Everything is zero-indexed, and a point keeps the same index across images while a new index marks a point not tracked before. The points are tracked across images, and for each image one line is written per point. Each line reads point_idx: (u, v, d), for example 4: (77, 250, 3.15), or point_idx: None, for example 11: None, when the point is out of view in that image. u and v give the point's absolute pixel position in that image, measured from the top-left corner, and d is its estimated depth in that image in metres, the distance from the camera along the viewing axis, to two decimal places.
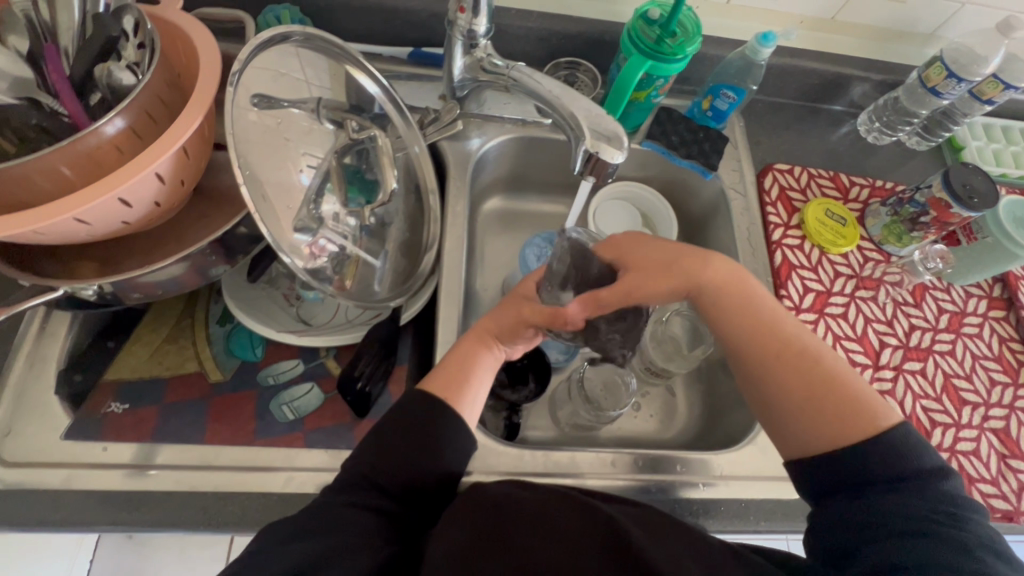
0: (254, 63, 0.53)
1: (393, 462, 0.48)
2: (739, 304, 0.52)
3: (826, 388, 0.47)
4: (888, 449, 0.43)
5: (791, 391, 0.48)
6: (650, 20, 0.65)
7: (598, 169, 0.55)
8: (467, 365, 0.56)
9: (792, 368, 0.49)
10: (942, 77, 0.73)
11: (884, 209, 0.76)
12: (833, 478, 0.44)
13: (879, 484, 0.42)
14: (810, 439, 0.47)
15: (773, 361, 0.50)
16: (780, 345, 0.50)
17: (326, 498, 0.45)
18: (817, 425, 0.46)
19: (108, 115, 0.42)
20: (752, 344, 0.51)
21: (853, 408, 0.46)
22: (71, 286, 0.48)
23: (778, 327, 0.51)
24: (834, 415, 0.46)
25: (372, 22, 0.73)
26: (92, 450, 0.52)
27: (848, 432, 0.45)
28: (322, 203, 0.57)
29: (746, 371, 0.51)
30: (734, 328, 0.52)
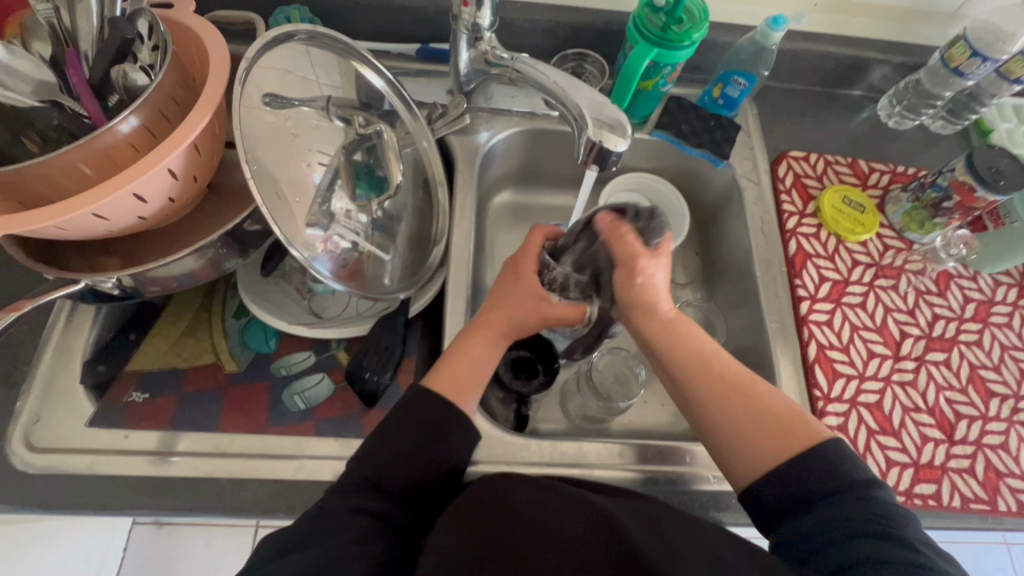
0: (264, 64, 0.55)
1: (395, 462, 0.49)
2: (677, 338, 0.57)
3: (765, 414, 0.51)
4: (818, 466, 0.46)
5: (728, 422, 0.52)
6: (656, 8, 0.64)
7: (602, 157, 0.54)
8: (475, 353, 0.57)
9: (731, 402, 0.52)
10: (965, 57, 0.70)
11: (905, 195, 0.74)
12: (779, 502, 0.47)
13: (819, 498, 0.45)
14: (748, 461, 0.50)
15: (711, 397, 0.53)
16: (716, 379, 0.54)
17: (327, 503, 0.46)
18: (758, 450, 0.49)
19: (123, 114, 0.44)
20: (692, 373, 0.55)
21: (791, 432, 0.49)
22: (92, 279, 0.50)
23: (712, 362, 0.55)
24: (772, 438, 0.49)
25: (381, 20, 0.74)
26: (114, 437, 0.54)
27: (786, 452, 0.48)
28: (332, 199, 0.59)
29: (692, 411, 0.55)
30: (671, 356, 0.56)
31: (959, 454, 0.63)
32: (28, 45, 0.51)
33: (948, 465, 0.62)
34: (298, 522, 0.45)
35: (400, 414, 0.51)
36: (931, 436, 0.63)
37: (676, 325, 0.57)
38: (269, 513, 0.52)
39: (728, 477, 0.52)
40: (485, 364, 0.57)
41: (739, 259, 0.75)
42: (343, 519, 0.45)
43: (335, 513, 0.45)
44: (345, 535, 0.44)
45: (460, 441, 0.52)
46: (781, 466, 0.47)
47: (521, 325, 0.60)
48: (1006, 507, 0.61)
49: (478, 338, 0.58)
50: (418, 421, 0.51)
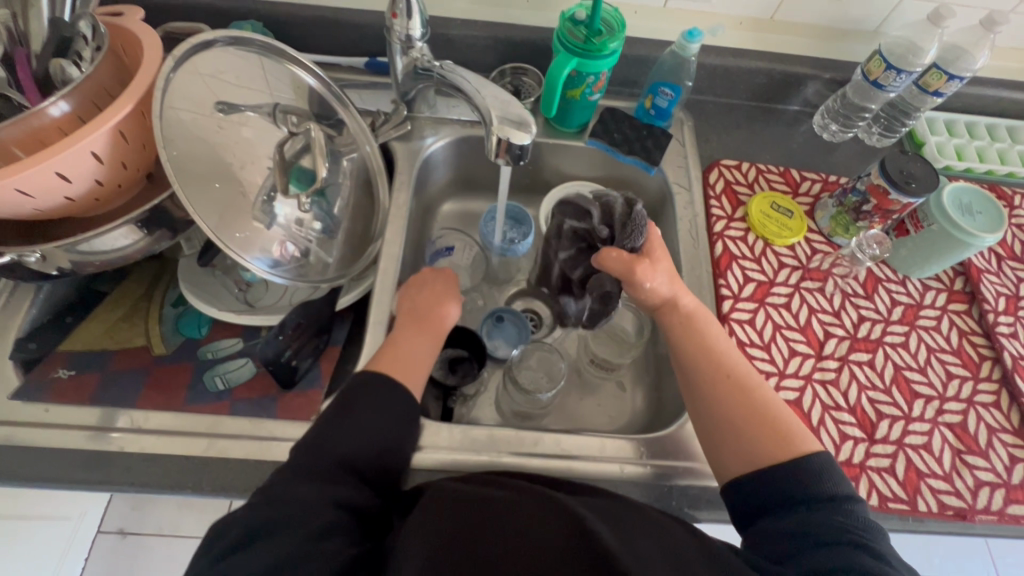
0: (208, 71, 0.60)
1: (351, 452, 0.50)
2: (696, 331, 0.59)
3: (764, 415, 0.52)
4: (805, 472, 0.47)
5: (730, 416, 0.53)
6: (577, 22, 0.68)
7: (509, 151, 0.57)
8: (413, 345, 0.61)
9: (738, 398, 0.54)
10: (881, 69, 0.73)
11: (832, 201, 0.76)
12: (762, 497, 0.48)
13: (802, 502, 0.46)
14: (738, 454, 0.51)
15: (721, 391, 0.55)
16: (725, 376, 0.56)
17: (301, 488, 0.46)
18: (750, 445, 0.51)
19: (53, 98, 0.48)
20: (704, 366, 0.57)
21: (786, 437, 0.50)
22: (17, 252, 0.52)
23: (727, 363, 0.57)
24: (766, 439, 0.50)
25: (332, 36, 0.79)
26: (34, 410, 0.56)
27: (776, 455, 0.49)
28: (277, 203, 0.62)
29: (698, 402, 0.56)
30: (688, 344, 0.59)
31: (879, 453, 0.62)
32: None
33: (867, 463, 0.62)
34: (248, 512, 0.44)
35: (369, 401, 0.54)
36: (850, 434, 0.63)
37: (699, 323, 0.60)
38: (175, 487, 0.54)
39: (715, 466, 0.53)
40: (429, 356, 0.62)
41: None
42: (303, 500, 0.44)
43: (307, 499, 0.44)
44: (317, 520, 0.43)
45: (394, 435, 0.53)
46: (773, 464, 0.49)
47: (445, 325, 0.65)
48: (926, 508, 0.59)
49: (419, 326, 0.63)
50: (383, 411, 0.53)
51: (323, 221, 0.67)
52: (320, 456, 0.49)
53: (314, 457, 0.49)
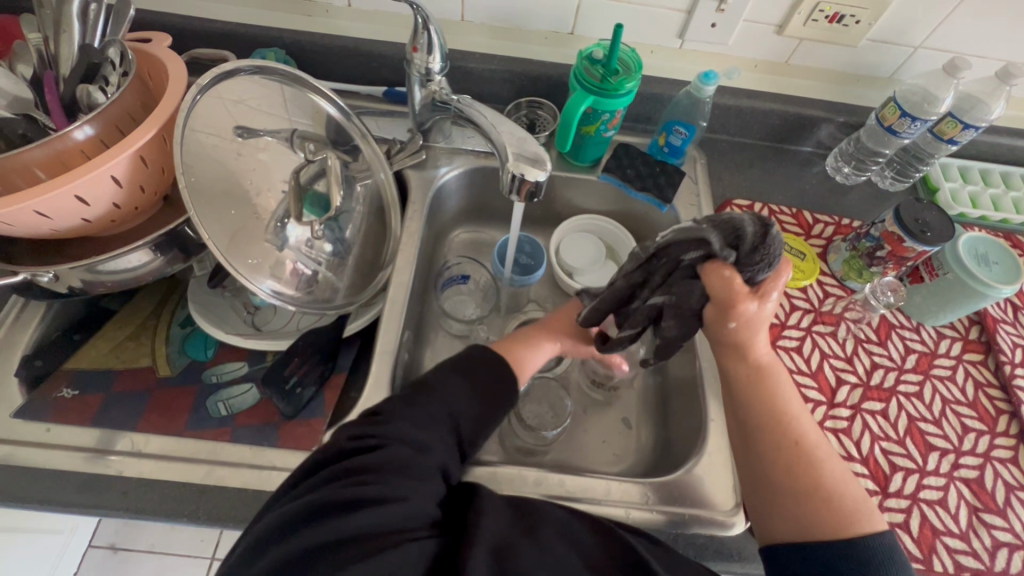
0: (232, 98, 0.61)
1: (471, 411, 0.52)
2: (762, 386, 0.51)
3: (825, 486, 0.46)
4: (862, 560, 0.43)
5: (785, 481, 0.48)
6: (594, 60, 0.69)
7: (522, 189, 0.57)
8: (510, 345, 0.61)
9: (799, 464, 0.48)
10: (896, 116, 0.73)
11: (844, 245, 0.75)
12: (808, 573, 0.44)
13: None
14: (789, 525, 0.47)
15: (779, 455, 0.49)
16: (786, 438, 0.49)
17: (360, 463, 0.42)
18: (802, 516, 0.46)
19: (78, 122, 0.49)
20: (763, 425, 0.50)
21: (848, 514, 0.45)
22: (31, 271, 0.53)
23: (789, 421, 0.50)
24: (822, 514, 0.45)
25: (353, 65, 0.81)
26: (35, 430, 0.56)
27: (831, 534, 0.44)
28: (288, 226, 0.62)
29: (750, 459, 0.51)
30: (750, 399, 0.51)
31: (892, 507, 0.60)
32: (14, 67, 0.58)
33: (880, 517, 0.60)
34: (377, 435, 0.46)
35: (447, 382, 0.53)
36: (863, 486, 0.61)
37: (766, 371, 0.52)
38: (173, 516, 0.53)
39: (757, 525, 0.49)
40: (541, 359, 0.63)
41: None
42: (417, 442, 0.47)
43: (390, 470, 0.42)
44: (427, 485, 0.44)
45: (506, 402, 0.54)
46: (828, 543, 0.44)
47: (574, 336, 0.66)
48: (942, 568, 0.57)
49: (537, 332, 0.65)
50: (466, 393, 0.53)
51: (333, 243, 0.67)
52: (434, 405, 0.50)
53: (427, 404, 0.50)
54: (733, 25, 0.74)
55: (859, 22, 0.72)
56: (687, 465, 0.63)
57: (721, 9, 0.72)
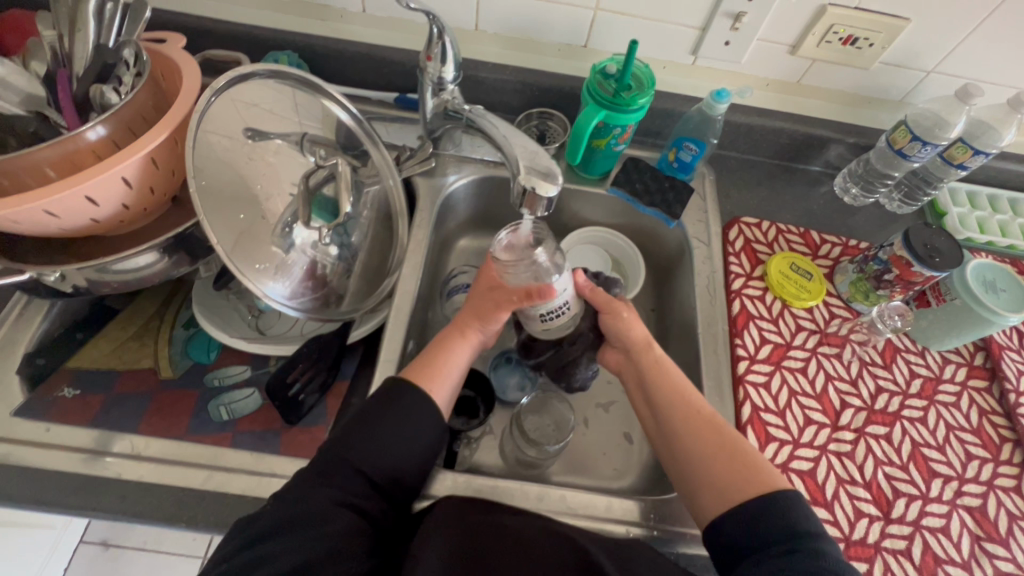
0: (243, 101, 0.60)
1: (381, 453, 0.51)
2: (663, 376, 0.59)
3: (730, 451, 0.53)
4: (770, 511, 0.47)
5: (696, 454, 0.54)
6: (607, 75, 0.69)
7: (533, 202, 0.57)
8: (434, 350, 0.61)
9: (702, 437, 0.55)
10: (907, 140, 0.73)
11: (852, 267, 0.75)
12: (741, 537, 0.47)
13: (774, 540, 0.45)
14: (713, 496, 0.51)
15: (687, 433, 0.55)
16: (690, 415, 0.56)
17: (256, 528, 0.45)
18: (716, 487, 0.51)
19: (91, 123, 0.49)
20: (670, 407, 0.57)
21: (755, 475, 0.50)
22: (38, 270, 0.52)
23: (687, 397, 0.58)
24: (733, 478, 0.51)
25: (365, 71, 0.81)
26: (35, 429, 0.55)
27: (747, 493, 0.49)
28: (294, 228, 0.62)
29: (667, 446, 0.57)
30: (657, 390, 0.59)
31: (895, 533, 0.60)
32: (26, 64, 0.58)
33: (882, 544, 0.59)
34: (274, 505, 0.46)
35: (363, 415, 0.53)
36: (866, 511, 0.61)
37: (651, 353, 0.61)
38: (169, 522, 0.52)
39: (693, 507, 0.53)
40: (458, 364, 0.61)
41: (686, 315, 0.76)
42: (314, 499, 0.46)
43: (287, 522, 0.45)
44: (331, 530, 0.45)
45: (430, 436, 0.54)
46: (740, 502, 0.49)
47: (485, 316, 0.62)
48: None
49: (454, 335, 0.62)
50: (383, 424, 0.52)
51: (339, 247, 0.67)
52: (335, 458, 0.50)
53: (332, 461, 0.50)
54: (748, 43, 0.74)
55: (873, 45, 0.72)
56: None
57: (736, 27, 0.72)
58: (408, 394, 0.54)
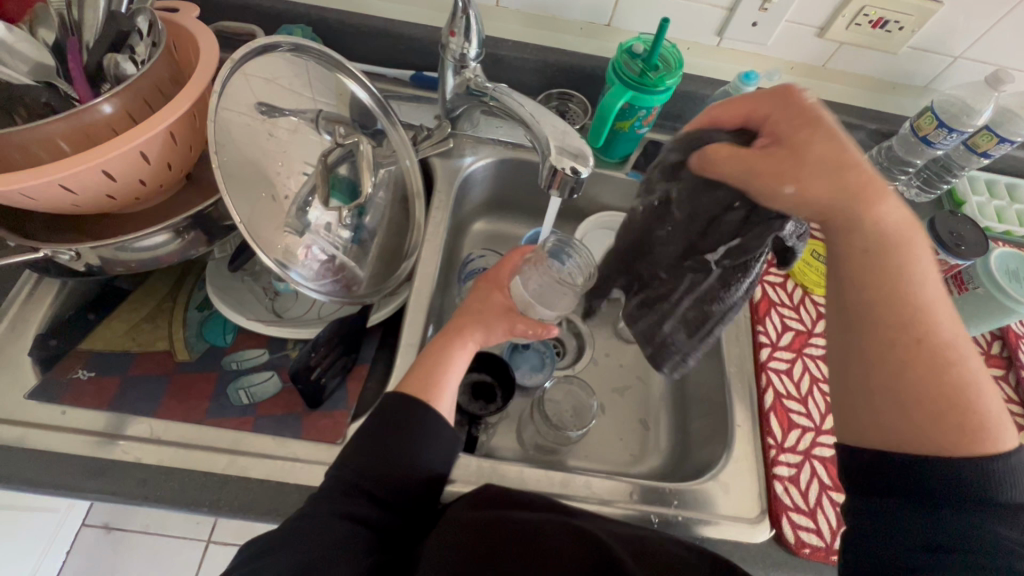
0: (258, 75, 0.58)
1: (377, 466, 0.48)
2: (903, 282, 0.43)
3: (948, 384, 0.41)
4: (985, 473, 0.39)
5: (891, 371, 0.42)
6: (634, 54, 0.67)
7: (564, 184, 0.56)
8: (436, 361, 0.57)
9: (929, 359, 0.42)
10: (933, 127, 0.73)
11: None
12: (905, 480, 0.41)
13: (962, 507, 0.39)
14: (889, 432, 0.42)
15: (886, 347, 0.43)
16: (907, 329, 0.42)
17: (270, 546, 0.44)
18: (909, 427, 0.41)
19: (106, 95, 0.47)
20: (891, 318, 0.43)
21: (972, 426, 0.40)
22: (52, 249, 0.51)
23: (933, 314, 0.43)
24: (934, 418, 0.41)
25: (381, 47, 0.79)
26: (50, 412, 0.54)
27: (953, 449, 0.40)
28: (310, 211, 0.59)
29: (847, 344, 0.45)
30: (872, 295, 0.44)
31: None
32: (34, 31, 0.53)
33: None
34: (285, 533, 0.44)
35: (373, 433, 0.50)
36: None
37: (903, 253, 0.44)
38: (192, 507, 0.51)
39: (847, 425, 0.45)
40: (456, 368, 0.57)
41: None
42: (325, 521, 0.45)
43: (300, 542, 0.43)
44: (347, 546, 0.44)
45: (432, 444, 0.51)
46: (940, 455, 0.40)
47: (486, 325, 0.62)
48: None
49: (448, 341, 0.59)
50: (393, 439, 0.50)
51: (354, 229, 0.64)
52: (344, 480, 0.48)
53: (340, 486, 0.47)
54: (775, 25, 0.73)
55: (903, 29, 0.71)
56: (715, 472, 0.62)
57: (764, 8, 0.70)
58: (400, 403, 0.52)
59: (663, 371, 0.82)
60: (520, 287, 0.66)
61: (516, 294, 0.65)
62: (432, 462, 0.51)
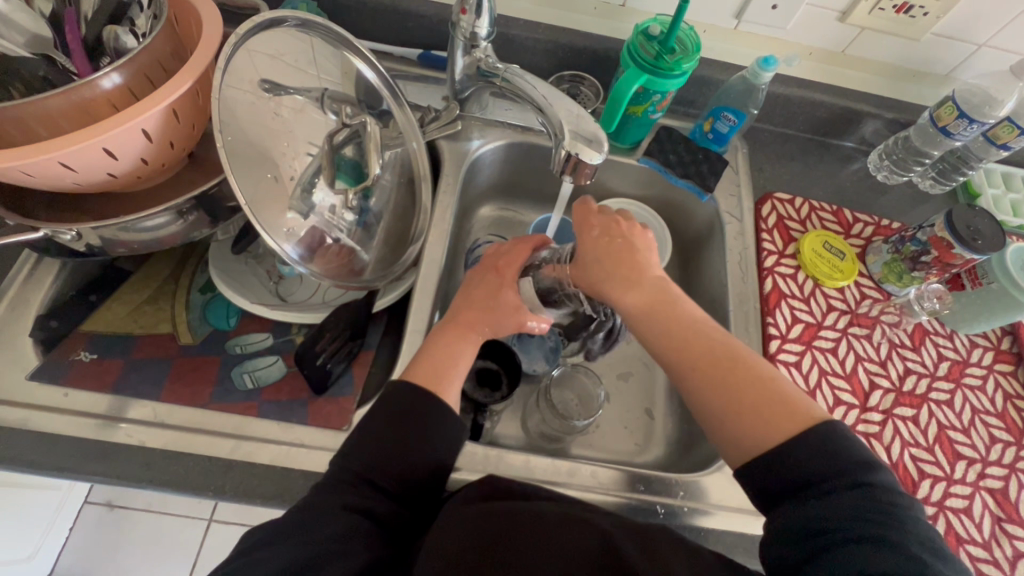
0: (261, 50, 0.56)
1: (389, 456, 0.48)
2: (663, 304, 0.52)
3: (755, 389, 0.46)
4: (812, 446, 0.42)
5: (716, 388, 0.48)
6: (650, 36, 0.65)
7: (577, 170, 0.54)
8: (443, 350, 0.56)
9: (724, 370, 0.48)
10: (953, 117, 0.71)
11: (886, 247, 0.74)
12: (772, 485, 0.43)
13: (823, 484, 0.40)
14: (738, 445, 0.45)
15: (702, 373, 0.48)
16: (711, 354, 0.49)
17: (271, 536, 0.43)
18: (754, 435, 0.45)
19: (106, 69, 0.45)
20: (677, 346, 0.50)
21: (787, 408, 0.45)
22: (52, 228, 0.49)
23: (702, 327, 0.51)
24: (763, 418, 0.45)
25: (388, 24, 0.76)
26: (53, 394, 0.54)
27: (776, 436, 0.43)
28: (315, 192, 0.58)
29: (681, 379, 0.50)
30: (656, 330, 0.51)
31: None
32: None
33: None
34: (288, 522, 0.44)
35: (376, 426, 0.49)
36: None
37: (664, 288, 0.52)
38: (197, 491, 0.51)
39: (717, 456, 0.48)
40: (464, 359, 0.56)
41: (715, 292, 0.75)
42: (327, 514, 0.44)
43: (301, 533, 0.43)
44: (346, 541, 0.43)
45: (443, 436, 0.50)
46: (774, 447, 0.43)
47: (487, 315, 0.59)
48: None
49: (457, 333, 0.57)
50: (397, 432, 0.49)
51: (359, 213, 0.63)
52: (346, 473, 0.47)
53: (343, 478, 0.47)
54: (796, 8, 0.70)
55: (927, 15, 0.69)
56: (720, 464, 0.62)
57: None
58: (404, 392, 0.51)
59: None
60: (531, 286, 0.62)
61: (528, 293, 0.61)
62: (435, 457, 0.50)
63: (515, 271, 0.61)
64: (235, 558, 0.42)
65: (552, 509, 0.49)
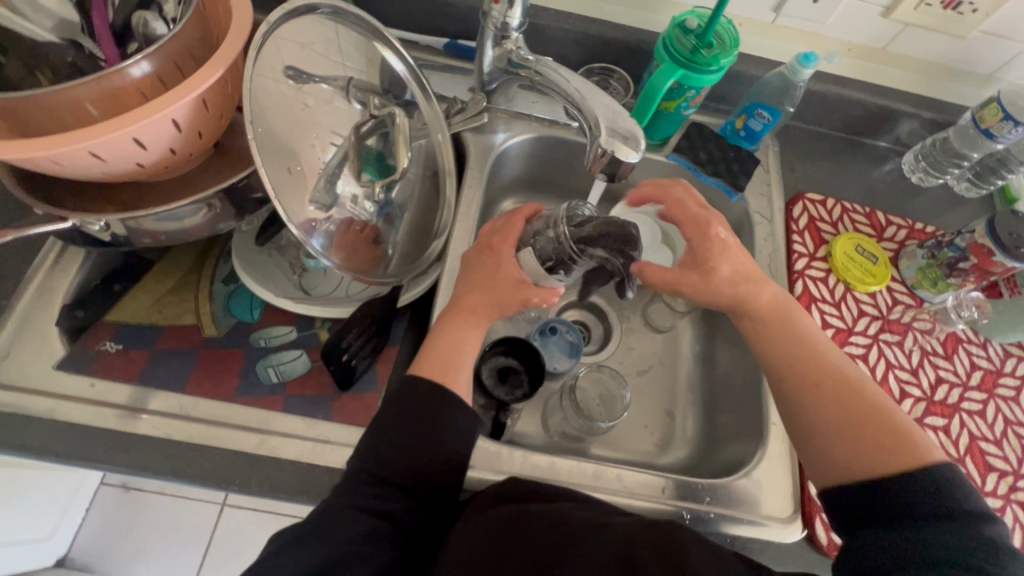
0: (288, 37, 0.55)
1: (404, 453, 0.47)
2: (782, 332, 0.54)
3: (859, 413, 0.46)
4: (926, 486, 0.41)
5: (820, 408, 0.48)
6: (687, 29, 0.63)
7: (612, 167, 0.53)
8: (457, 343, 0.55)
9: (834, 392, 0.48)
10: (997, 119, 0.69)
11: (921, 251, 0.72)
12: (871, 510, 0.42)
13: (922, 518, 0.39)
14: (838, 466, 0.46)
15: (809, 391, 0.49)
16: (827, 376, 0.49)
17: (292, 539, 0.43)
18: (854, 457, 0.45)
19: (135, 57, 0.44)
20: (793, 363, 0.51)
21: (892, 440, 0.44)
22: (82, 219, 0.49)
23: (827, 357, 0.51)
24: (874, 443, 0.44)
25: (415, 11, 0.74)
26: (79, 384, 0.53)
27: (886, 465, 0.43)
28: (338, 183, 0.57)
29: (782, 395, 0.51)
30: (776, 349, 0.53)
31: None
32: None
33: None
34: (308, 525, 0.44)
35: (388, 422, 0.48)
36: None
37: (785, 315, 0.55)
38: (223, 485, 0.51)
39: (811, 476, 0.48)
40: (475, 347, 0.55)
41: None
42: (344, 519, 0.44)
43: (320, 538, 0.42)
44: (364, 545, 0.43)
45: (454, 428, 0.49)
46: (880, 477, 0.43)
47: (511, 312, 0.58)
48: None
49: (479, 329, 0.56)
50: (410, 428, 0.48)
51: (382, 205, 0.61)
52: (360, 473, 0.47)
53: (359, 478, 0.46)
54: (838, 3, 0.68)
55: (976, 11, 0.66)
56: (747, 470, 0.61)
57: None
58: (416, 388, 0.50)
59: (693, 362, 0.80)
60: (531, 257, 0.59)
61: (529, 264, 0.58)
62: (449, 451, 0.49)
63: (513, 245, 0.60)
64: (263, 561, 0.42)
65: (574, 513, 0.48)
